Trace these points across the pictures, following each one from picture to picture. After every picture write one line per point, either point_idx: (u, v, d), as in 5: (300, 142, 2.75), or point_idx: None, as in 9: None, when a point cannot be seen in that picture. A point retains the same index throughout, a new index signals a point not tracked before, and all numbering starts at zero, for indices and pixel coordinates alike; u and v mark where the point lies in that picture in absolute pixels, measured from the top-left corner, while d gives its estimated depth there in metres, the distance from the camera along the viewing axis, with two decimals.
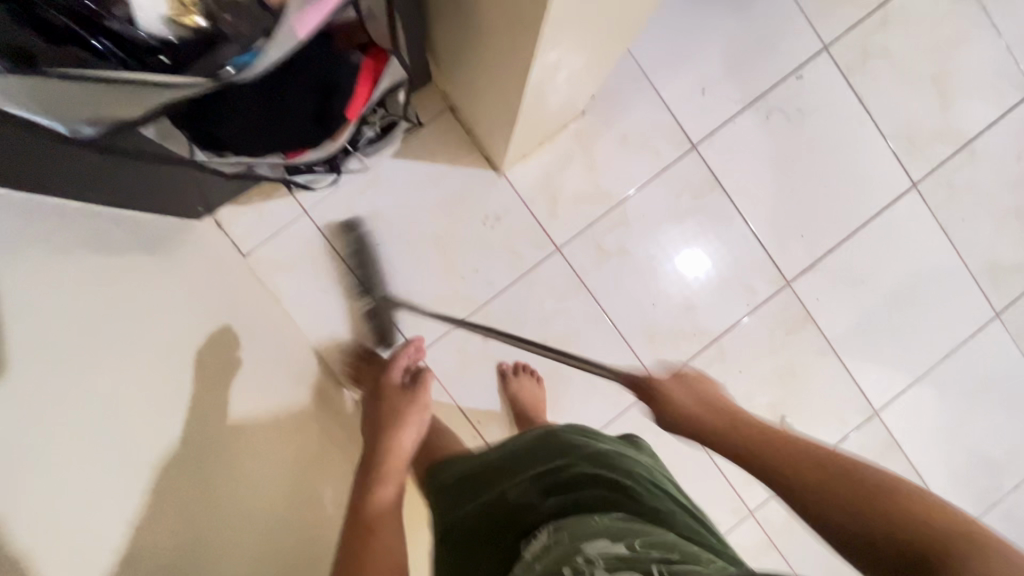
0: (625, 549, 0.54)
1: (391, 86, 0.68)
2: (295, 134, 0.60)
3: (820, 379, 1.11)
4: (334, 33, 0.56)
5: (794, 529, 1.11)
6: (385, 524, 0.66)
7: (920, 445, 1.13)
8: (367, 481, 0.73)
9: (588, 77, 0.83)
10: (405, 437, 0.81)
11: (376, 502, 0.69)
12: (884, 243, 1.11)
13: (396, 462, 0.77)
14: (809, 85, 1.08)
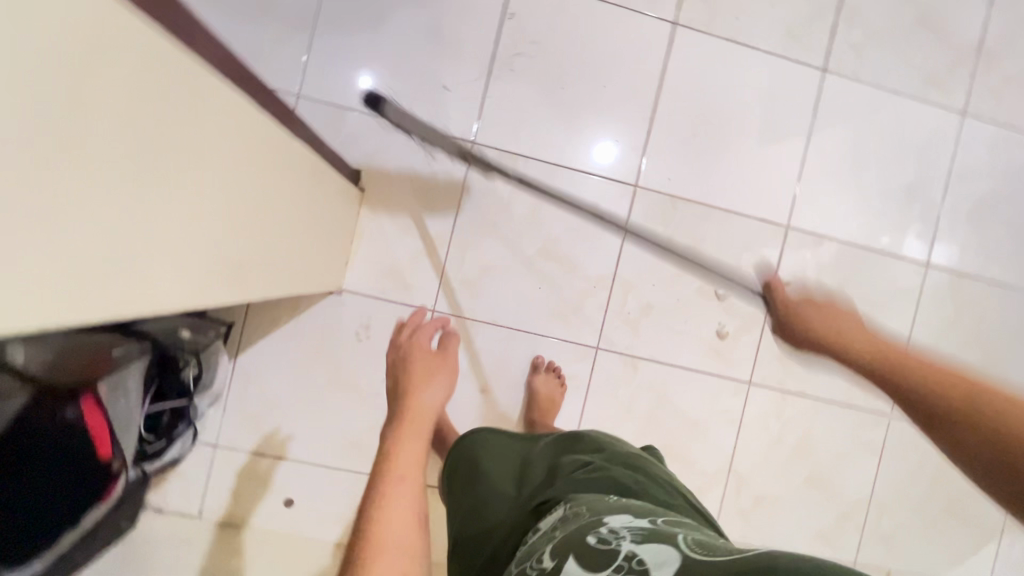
0: (648, 525, 0.52)
1: (134, 369, 0.80)
2: (82, 495, 0.74)
3: (722, 238, 1.12)
4: (40, 405, 0.69)
5: (792, 368, 1.14)
6: (392, 496, 0.61)
7: (841, 223, 1.15)
8: (394, 439, 0.70)
9: (322, 187, 0.82)
10: (427, 397, 0.80)
11: (404, 462, 0.66)
12: (689, 91, 1.10)
13: (421, 426, 0.74)
14: (526, 16, 1.06)
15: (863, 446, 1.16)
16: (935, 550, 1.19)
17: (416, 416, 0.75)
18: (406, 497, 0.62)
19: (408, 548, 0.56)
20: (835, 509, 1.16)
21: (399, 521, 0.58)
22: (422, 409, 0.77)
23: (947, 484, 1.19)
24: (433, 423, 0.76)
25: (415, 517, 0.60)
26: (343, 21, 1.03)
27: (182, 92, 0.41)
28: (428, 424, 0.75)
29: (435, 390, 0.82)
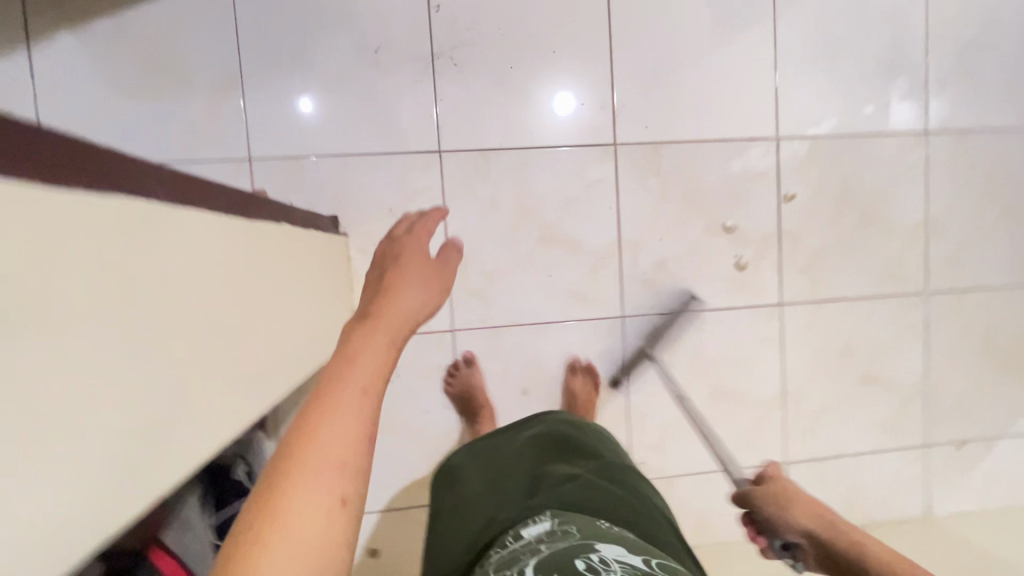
0: (640, 565, 0.55)
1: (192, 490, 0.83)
2: None
3: (715, 170, 1.08)
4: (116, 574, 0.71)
5: (817, 278, 1.12)
6: (333, 432, 0.39)
7: (829, 119, 1.10)
8: (359, 333, 0.48)
9: (305, 250, 0.79)
10: (411, 297, 0.56)
11: (362, 366, 0.44)
12: (640, 29, 1.04)
13: (399, 331, 0.51)
14: (451, 3, 0.99)
15: (906, 330, 1.15)
16: (1001, 407, 1.19)
17: (392, 317, 0.52)
18: (363, 413, 0.41)
19: (339, 484, 0.38)
20: (895, 398, 1.16)
21: (342, 447, 0.39)
22: (401, 310, 0.53)
23: (997, 341, 1.18)
24: (410, 331, 0.53)
25: (364, 438, 0.40)
26: (271, 68, 0.97)
27: (152, 240, 0.42)
28: (405, 331, 0.52)
29: (414, 290, 0.56)
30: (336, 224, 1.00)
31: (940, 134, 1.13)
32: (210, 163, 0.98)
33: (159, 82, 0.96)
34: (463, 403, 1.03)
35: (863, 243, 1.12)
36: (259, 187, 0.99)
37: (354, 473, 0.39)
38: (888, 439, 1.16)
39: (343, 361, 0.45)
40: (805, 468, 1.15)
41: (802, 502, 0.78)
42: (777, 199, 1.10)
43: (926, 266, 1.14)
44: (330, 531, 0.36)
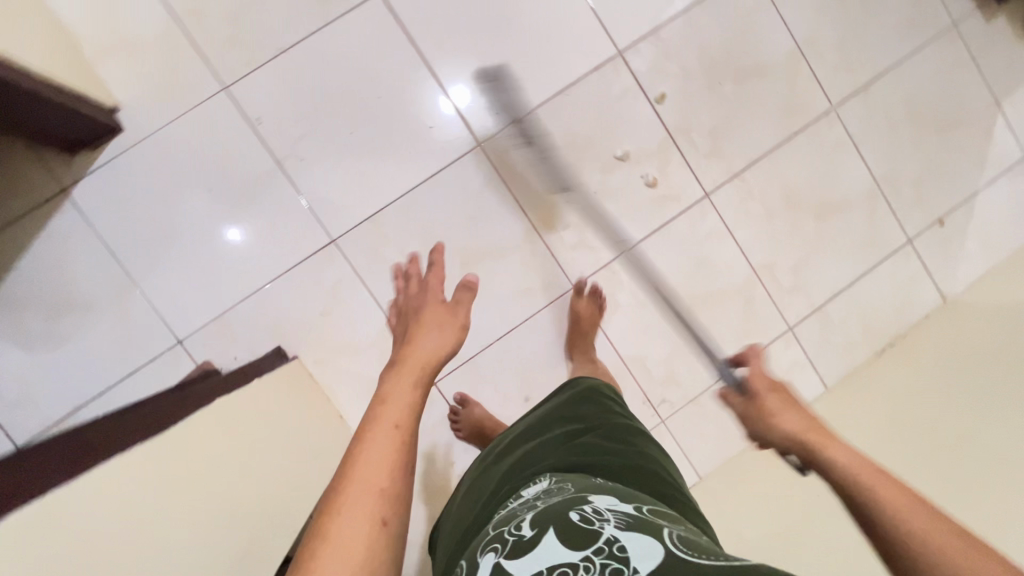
0: (632, 512, 0.60)
1: None
2: None
3: (581, 112, 1.07)
4: None
5: (727, 152, 1.11)
6: (364, 461, 0.57)
7: (658, 5, 1.07)
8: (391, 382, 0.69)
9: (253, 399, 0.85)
10: (432, 337, 0.79)
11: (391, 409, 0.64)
12: (443, 30, 1.03)
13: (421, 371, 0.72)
14: (267, 108, 1.00)
15: (833, 151, 1.14)
16: (957, 169, 1.17)
17: (413, 363, 0.73)
18: (391, 448, 0.60)
19: (379, 499, 0.55)
20: (857, 215, 1.15)
21: (379, 470, 0.57)
22: (418, 356, 0.74)
23: (923, 113, 1.16)
24: (428, 369, 0.74)
25: (391, 460, 0.58)
26: (151, 256, 0.99)
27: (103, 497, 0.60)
28: (424, 372, 0.73)
29: (430, 334, 0.79)
30: (283, 354, 1.01)
31: None
32: (149, 365, 0.98)
33: (66, 321, 0.96)
34: (478, 438, 1.03)
35: (750, 98, 1.11)
36: (203, 360, 1.00)
37: (387, 488, 0.56)
38: (871, 254, 1.16)
39: (378, 406, 0.65)
40: (812, 323, 1.14)
41: (787, 419, 0.69)
42: (651, 104, 1.08)
43: (819, 83, 1.12)
44: (370, 538, 0.52)
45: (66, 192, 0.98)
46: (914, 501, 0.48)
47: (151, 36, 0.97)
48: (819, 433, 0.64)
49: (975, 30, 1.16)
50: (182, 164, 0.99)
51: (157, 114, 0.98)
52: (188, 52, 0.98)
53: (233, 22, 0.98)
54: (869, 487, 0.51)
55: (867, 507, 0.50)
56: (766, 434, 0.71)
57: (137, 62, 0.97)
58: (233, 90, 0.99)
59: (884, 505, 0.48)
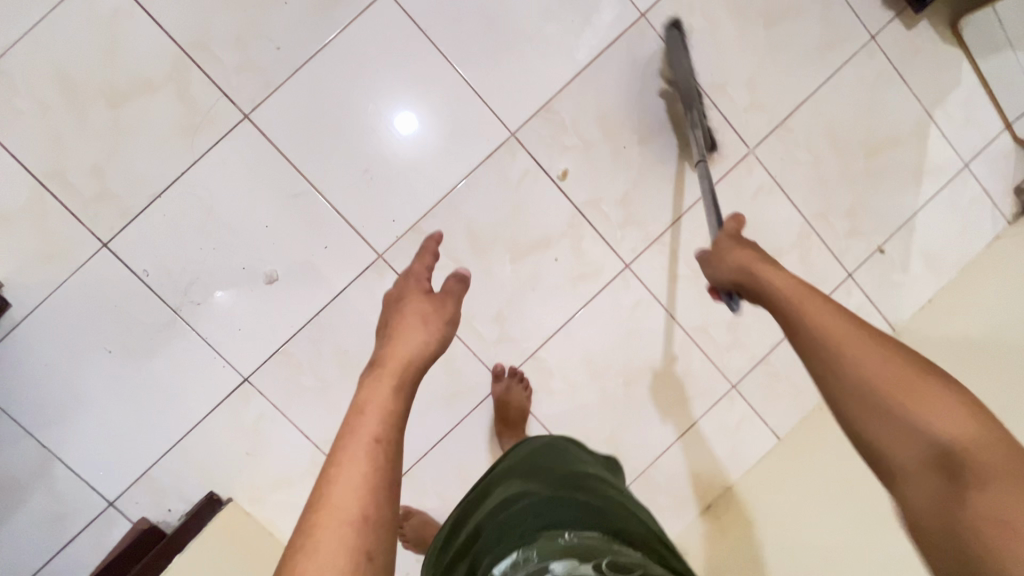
0: None
1: None
2: None
3: (482, 203, 1.01)
4: None
5: (644, 217, 1.05)
6: (346, 469, 0.56)
7: (545, 77, 1.01)
8: (371, 389, 0.65)
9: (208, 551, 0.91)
10: (409, 341, 0.71)
11: (369, 421, 0.61)
12: (321, 142, 0.98)
13: (401, 374, 0.67)
14: (153, 257, 0.96)
15: (758, 195, 1.07)
16: (894, 190, 1.10)
17: (391, 367, 0.68)
18: (370, 457, 0.58)
19: (360, 514, 0.54)
20: (791, 258, 1.09)
21: (353, 496, 0.54)
22: (400, 353, 0.69)
23: (849, 137, 1.08)
24: (410, 366, 0.69)
25: (368, 484, 0.56)
26: (65, 426, 0.97)
27: None
28: (407, 370, 0.68)
29: (412, 333, 0.72)
30: (217, 498, 1.00)
31: (656, 7, 1.02)
32: (84, 532, 0.98)
33: None
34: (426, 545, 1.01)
35: (661, 156, 1.04)
36: (138, 517, 0.99)
37: (363, 509, 0.54)
38: None
39: (356, 417, 0.61)
40: (756, 376, 1.10)
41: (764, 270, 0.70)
42: (556, 182, 1.02)
43: (732, 128, 1.05)
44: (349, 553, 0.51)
45: None
46: (910, 386, 0.56)
47: (17, 205, 0.93)
48: (835, 314, 0.63)
49: (895, 41, 1.07)
50: (77, 328, 0.96)
51: (41, 283, 0.95)
52: (60, 215, 0.94)
53: (100, 177, 0.94)
54: (839, 354, 0.60)
55: (902, 414, 0.55)
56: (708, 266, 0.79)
57: (10, 236, 0.93)
58: (113, 246, 0.95)
59: (870, 388, 0.57)
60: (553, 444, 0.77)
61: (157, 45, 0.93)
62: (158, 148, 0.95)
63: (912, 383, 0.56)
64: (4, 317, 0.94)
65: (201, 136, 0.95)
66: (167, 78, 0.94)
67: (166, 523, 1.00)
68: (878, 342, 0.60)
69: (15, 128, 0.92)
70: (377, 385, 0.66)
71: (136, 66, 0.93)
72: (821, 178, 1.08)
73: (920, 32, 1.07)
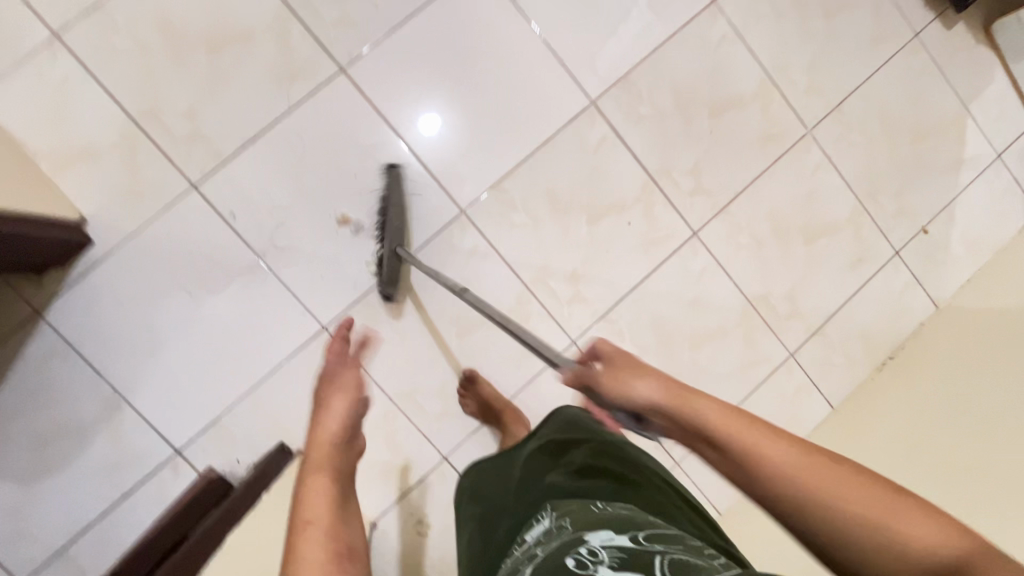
0: (629, 543, 0.55)
1: None
2: None
3: (561, 165, 1.05)
4: None
5: (711, 188, 1.10)
6: (298, 564, 0.58)
7: (624, 51, 1.07)
8: (301, 483, 0.66)
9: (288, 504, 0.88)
10: (329, 420, 0.71)
11: (309, 514, 0.62)
12: (412, 99, 1.01)
13: (329, 459, 0.68)
14: (241, 200, 0.96)
15: (816, 172, 1.13)
16: (936, 176, 1.18)
17: (319, 452, 0.69)
18: (317, 545, 0.59)
19: None
20: (845, 234, 1.15)
21: None
22: (321, 435, 0.69)
23: (896, 124, 1.16)
24: (336, 446, 0.69)
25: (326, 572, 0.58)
26: (138, 369, 0.95)
27: None
28: (335, 451, 0.69)
29: (333, 410, 0.71)
30: (287, 450, 0.97)
31: None
32: (147, 480, 0.95)
33: (57, 444, 0.92)
34: (487, 415, 1.01)
35: (727, 131, 1.10)
36: (204, 467, 0.96)
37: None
38: (862, 271, 1.16)
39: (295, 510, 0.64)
40: (812, 346, 1.14)
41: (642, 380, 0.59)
42: (630, 150, 1.07)
43: (793, 110, 1.12)
44: None
45: (39, 314, 0.92)
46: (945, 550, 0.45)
47: (110, 141, 0.93)
48: (735, 417, 0.55)
49: (937, 39, 1.16)
50: (160, 268, 0.95)
51: (126, 221, 0.94)
52: (151, 154, 0.94)
53: (196, 120, 0.95)
54: (779, 484, 0.50)
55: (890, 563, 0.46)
56: (610, 392, 0.60)
57: (100, 172, 0.93)
58: (203, 187, 0.95)
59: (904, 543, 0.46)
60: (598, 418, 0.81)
61: None
62: (254, 95, 0.96)
63: (811, 466, 0.50)
64: (86, 253, 0.93)
65: (297, 85, 0.97)
66: (268, 28, 0.96)
67: (232, 475, 0.97)
68: (756, 427, 0.53)
69: (116, 66, 0.93)
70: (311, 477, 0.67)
71: (240, 15, 0.96)
72: (872, 160, 1.16)
73: (958, 33, 1.17)
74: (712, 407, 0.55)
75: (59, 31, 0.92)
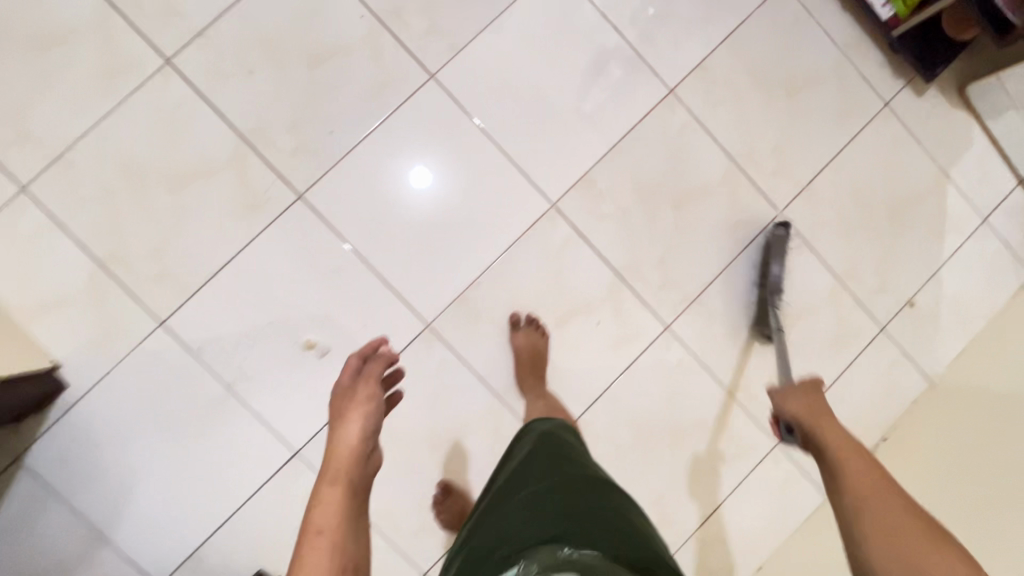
0: None
1: None
2: None
3: (526, 270, 1.05)
4: None
5: (682, 279, 1.08)
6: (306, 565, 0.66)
7: (583, 150, 1.06)
8: (320, 488, 0.75)
9: None
10: (348, 434, 0.80)
11: (321, 519, 0.70)
12: (371, 218, 1.01)
13: (345, 467, 0.77)
14: (209, 335, 0.98)
15: (790, 254, 1.11)
16: (919, 245, 1.14)
17: (337, 459, 0.78)
18: (325, 551, 0.67)
19: None
20: (826, 313, 1.12)
21: None
22: (341, 447, 0.79)
23: (872, 196, 1.13)
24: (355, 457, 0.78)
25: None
26: (118, 507, 0.96)
27: None
28: (352, 462, 0.78)
29: (352, 423, 0.81)
30: None
31: (683, 82, 1.08)
32: None
33: None
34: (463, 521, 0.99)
35: (695, 220, 1.08)
36: None
37: None
38: (847, 350, 1.12)
39: (310, 514, 0.72)
40: None
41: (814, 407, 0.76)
42: (595, 249, 1.06)
43: (760, 192, 1.10)
44: None
45: (18, 461, 0.94)
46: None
47: (81, 287, 0.96)
48: (870, 480, 0.65)
49: (909, 106, 1.13)
50: (133, 406, 0.96)
51: (99, 364, 0.96)
52: (120, 295, 0.96)
53: (161, 258, 0.97)
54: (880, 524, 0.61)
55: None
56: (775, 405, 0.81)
57: (71, 318, 0.96)
58: (171, 324, 0.97)
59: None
60: (573, 438, 0.83)
61: (218, 133, 0.98)
62: (216, 230, 0.98)
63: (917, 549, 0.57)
64: (61, 398, 0.95)
65: (257, 216, 0.99)
66: (226, 162, 0.98)
67: None
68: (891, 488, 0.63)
69: (82, 213, 0.96)
70: (327, 483, 0.75)
71: (198, 152, 0.98)
72: (849, 236, 1.12)
73: (929, 98, 1.14)
74: (837, 435, 0.71)
75: (26, 184, 0.95)
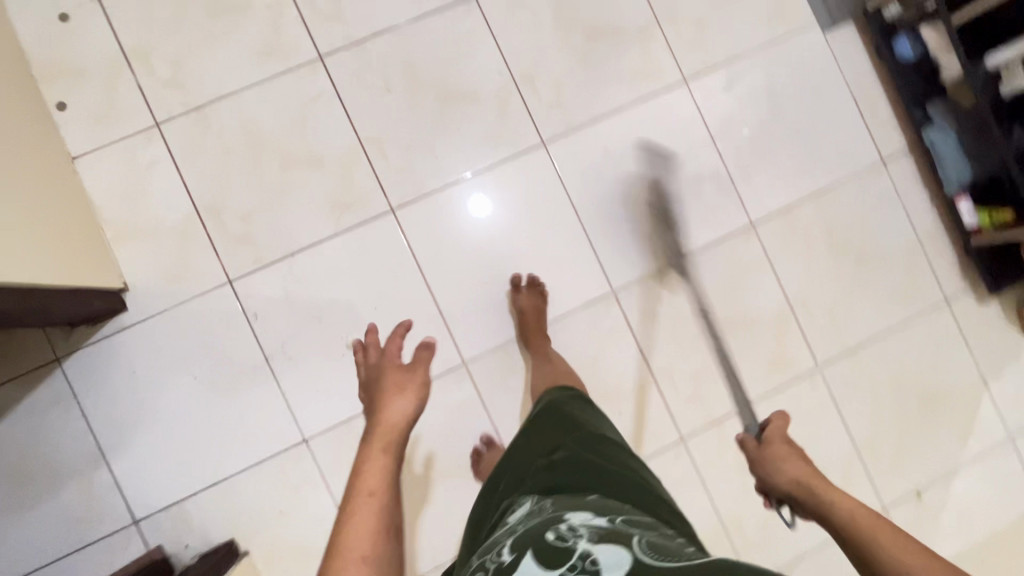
0: (605, 524, 0.59)
1: None
2: None
3: (569, 343, 1.09)
4: None
5: (709, 399, 1.11)
6: None
7: (657, 251, 1.12)
8: (364, 457, 0.72)
9: None
10: (396, 410, 0.78)
11: (373, 480, 0.68)
12: (447, 250, 1.08)
13: (394, 441, 0.74)
14: (267, 306, 1.03)
15: (817, 410, 1.13)
16: (940, 442, 1.16)
17: (384, 432, 0.75)
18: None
19: None
20: (833, 477, 1.13)
21: None
22: (388, 422, 0.77)
23: (909, 382, 1.16)
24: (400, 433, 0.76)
25: None
26: (127, 434, 1.00)
27: None
28: (399, 439, 0.75)
29: (398, 402, 0.79)
30: (235, 548, 1.00)
31: (766, 221, 1.14)
32: (101, 541, 0.99)
33: (35, 482, 0.99)
34: None
35: (738, 348, 1.12)
36: (155, 543, 1.00)
37: None
38: None
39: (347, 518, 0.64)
40: None
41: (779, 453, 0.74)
42: (638, 347, 1.10)
43: (806, 343, 1.14)
44: None
45: (59, 362, 1.00)
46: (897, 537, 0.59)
47: (173, 226, 1.03)
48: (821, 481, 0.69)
49: (967, 310, 1.17)
50: (177, 347, 1.02)
51: (161, 298, 1.02)
52: (203, 245, 1.03)
53: (252, 225, 1.04)
54: (878, 549, 0.59)
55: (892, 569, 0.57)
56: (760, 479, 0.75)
57: (154, 250, 1.02)
58: (238, 284, 1.03)
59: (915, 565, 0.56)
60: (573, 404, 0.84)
61: (342, 132, 1.06)
62: (309, 215, 1.05)
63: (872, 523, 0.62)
64: (118, 318, 1.01)
65: (349, 215, 1.06)
66: (339, 160, 1.06)
67: (177, 557, 1.00)
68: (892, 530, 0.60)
69: (199, 163, 1.04)
70: (375, 452, 0.73)
71: (318, 143, 1.06)
72: (876, 411, 1.15)
73: (989, 309, 1.18)
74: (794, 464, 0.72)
75: (162, 123, 1.03)
